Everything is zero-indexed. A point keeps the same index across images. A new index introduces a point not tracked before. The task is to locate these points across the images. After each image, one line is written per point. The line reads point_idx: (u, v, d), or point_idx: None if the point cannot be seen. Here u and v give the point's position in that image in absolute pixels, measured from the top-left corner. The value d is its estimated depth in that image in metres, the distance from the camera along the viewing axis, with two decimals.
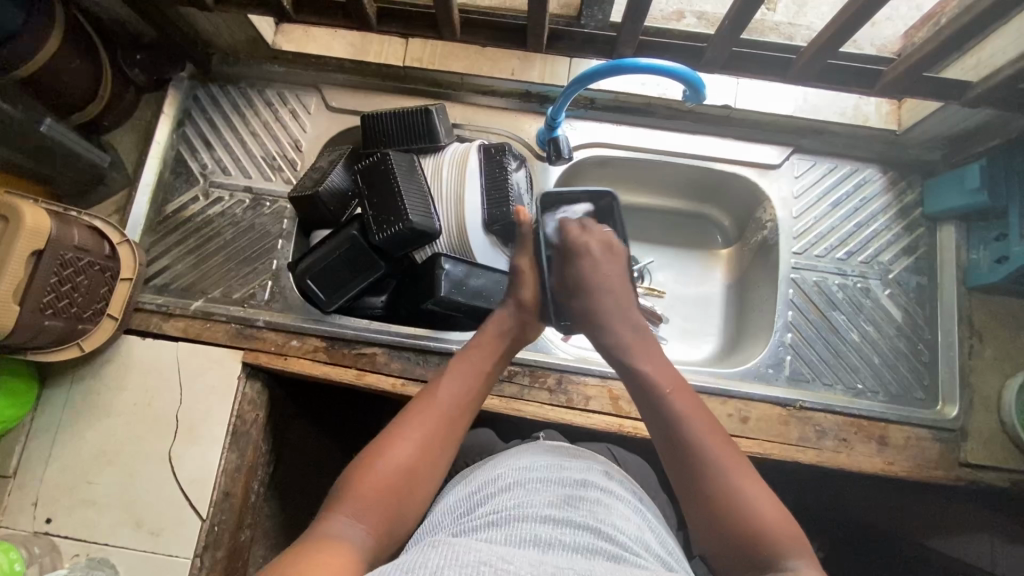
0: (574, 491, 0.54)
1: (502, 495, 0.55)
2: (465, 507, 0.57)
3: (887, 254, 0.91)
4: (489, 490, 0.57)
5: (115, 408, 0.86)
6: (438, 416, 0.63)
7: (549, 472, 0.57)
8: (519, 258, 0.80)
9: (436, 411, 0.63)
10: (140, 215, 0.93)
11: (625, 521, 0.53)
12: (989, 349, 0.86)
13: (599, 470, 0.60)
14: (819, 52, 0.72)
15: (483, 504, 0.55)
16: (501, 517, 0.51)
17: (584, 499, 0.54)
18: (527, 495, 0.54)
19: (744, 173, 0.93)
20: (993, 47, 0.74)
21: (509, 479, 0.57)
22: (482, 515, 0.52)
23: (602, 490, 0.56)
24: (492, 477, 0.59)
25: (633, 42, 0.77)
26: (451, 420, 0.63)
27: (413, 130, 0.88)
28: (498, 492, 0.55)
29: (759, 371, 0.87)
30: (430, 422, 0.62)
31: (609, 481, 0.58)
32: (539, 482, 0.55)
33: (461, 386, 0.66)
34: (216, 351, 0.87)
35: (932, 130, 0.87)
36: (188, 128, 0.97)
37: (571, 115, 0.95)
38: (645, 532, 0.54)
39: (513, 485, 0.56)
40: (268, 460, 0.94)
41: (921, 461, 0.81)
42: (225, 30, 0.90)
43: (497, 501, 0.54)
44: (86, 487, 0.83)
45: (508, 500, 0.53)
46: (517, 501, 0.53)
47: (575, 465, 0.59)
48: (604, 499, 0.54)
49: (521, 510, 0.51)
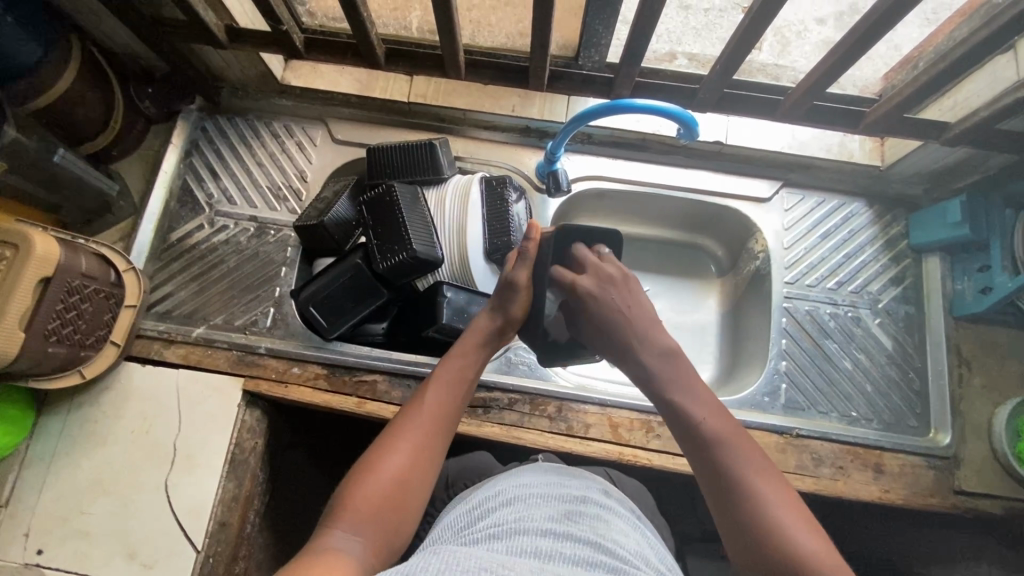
0: (574, 507, 0.55)
1: (502, 509, 0.56)
2: (466, 521, 0.57)
3: (875, 284, 0.93)
4: (488, 505, 0.58)
5: (113, 435, 0.85)
6: (425, 424, 0.63)
7: (548, 488, 0.58)
8: (518, 272, 0.73)
9: (423, 419, 0.63)
10: (145, 242, 0.94)
11: (625, 538, 0.53)
12: (977, 378, 0.88)
13: (599, 488, 0.61)
14: (805, 93, 0.76)
15: (484, 517, 0.56)
16: (501, 531, 0.51)
17: (584, 514, 0.54)
18: (527, 509, 0.54)
19: (735, 206, 0.97)
20: (968, 91, 0.78)
21: (510, 494, 0.58)
22: (483, 527, 0.53)
23: (602, 507, 0.57)
24: (492, 494, 0.59)
25: (630, 82, 0.80)
26: (438, 426, 0.64)
27: (418, 163, 0.91)
28: (498, 508, 0.56)
29: (755, 400, 0.88)
30: (419, 432, 0.62)
31: (609, 500, 0.59)
32: (539, 496, 0.56)
33: (446, 392, 0.66)
34: (216, 379, 0.87)
35: (913, 166, 0.91)
36: (194, 158, 1.00)
37: (570, 149, 0.98)
38: (644, 548, 0.54)
39: (513, 500, 0.57)
40: (264, 490, 0.94)
41: (916, 488, 0.82)
42: (236, 65, 0.93)
43: (497, 514, 0.55)
44: (79, 516, 0.82)
45: (508, 514, 0.54)
46: (517, 514, 0.53)
47: (576, 483, 0.60)
48: (604, 516, 0.55)
49: (521, 523, 0.52)
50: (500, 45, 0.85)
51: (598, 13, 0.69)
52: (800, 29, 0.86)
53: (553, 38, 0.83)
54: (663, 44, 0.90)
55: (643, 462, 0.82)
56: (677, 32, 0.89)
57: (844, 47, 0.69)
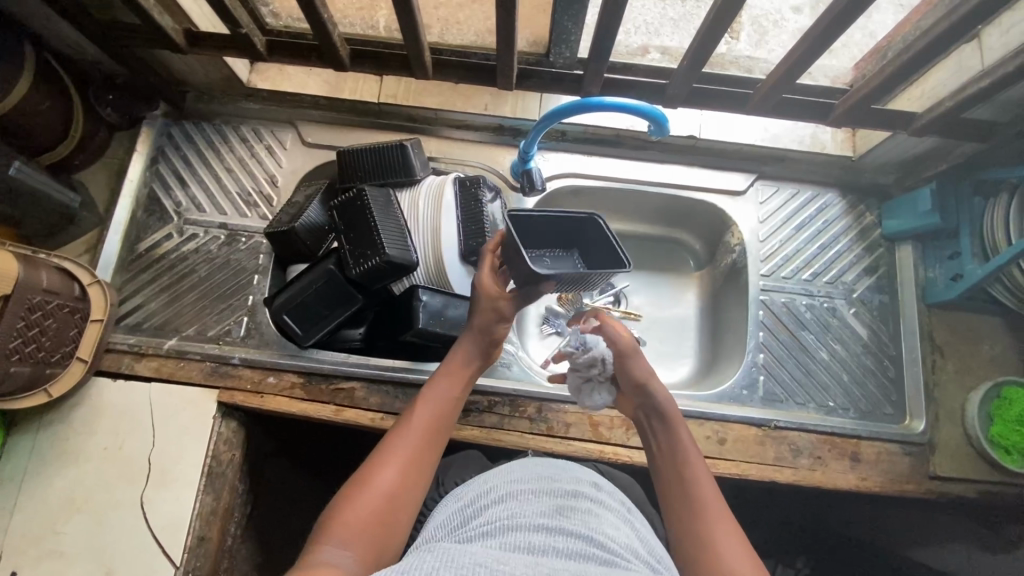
0: (566, 501, 0.55)
1: (495, 507, 0.55)
2: (458, 522, 0.57)
3: (850, 275, 0.94)
4: (481, 504, 0.57)
5: (85, 453, 0.83)
6: (413, 440, 0.64)
7: (541, 484, 0.58)
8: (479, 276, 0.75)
9: (413, 435, 0.64)
10: (112, 253, 0.92)
11: (616, 530, 0.53)
12: (951, 364, 0.89)
13: (589, 483, 0.61)
14: (774, 86, 0.76)
15: (477, 516, 0.55)
16: (495, 528, 0.51)
17: (575, 508, 0.54)
18: (519, 506, 0.54)
19: (712, 200, 0.97)
20: (935, 80, 0.78)
21: (503, 492, 0.58)
22: (477, 527, 0.53)
23: (593, 501, 0.57)
24: (486, 492, 0.59)
25: (598, 81, 0.80)
26: (427, 442, 0.64)
27: (390, 165, 0.90)
28: (492, 505, 0.56)
29: (734, 393, 0.89)
30: (405, 449, 0.62)
31: (600, 493, 0.59)
32: (532, 493, 0.56)
33: (432, 413, 0.67)
34: (190, 391, 0.85)
35: (884, 155, 0.91)
36: (160, 165, 0.97)
37: (544, 147, 0.97)
38: (633, 540, 0.54)
39: (505, 497, 0.56)
40: (245, 500, 0.93)
41: (893, 475, 0.84)
42: (200, 70, 0.91)
43: (490, 512, 0.54)
44: (54, 537, 0.80)
45: (502, 512, 0.54)
46: (510, 512, 0.53)
47: (567, 478, 0.60)
48: (595, 509, 0.55)
49: (513, 520, 0.51)
50: (471, 43, 0.84)
51: (566, 10, 0.69)
52: (778, 18, 0.85)
53: (523, 35, 0.82)
54: (640, 36, 0.89)
55: (624, 459, 0.83)
56: (655, 24, 0.88)
57: (811, 36, 0.69)
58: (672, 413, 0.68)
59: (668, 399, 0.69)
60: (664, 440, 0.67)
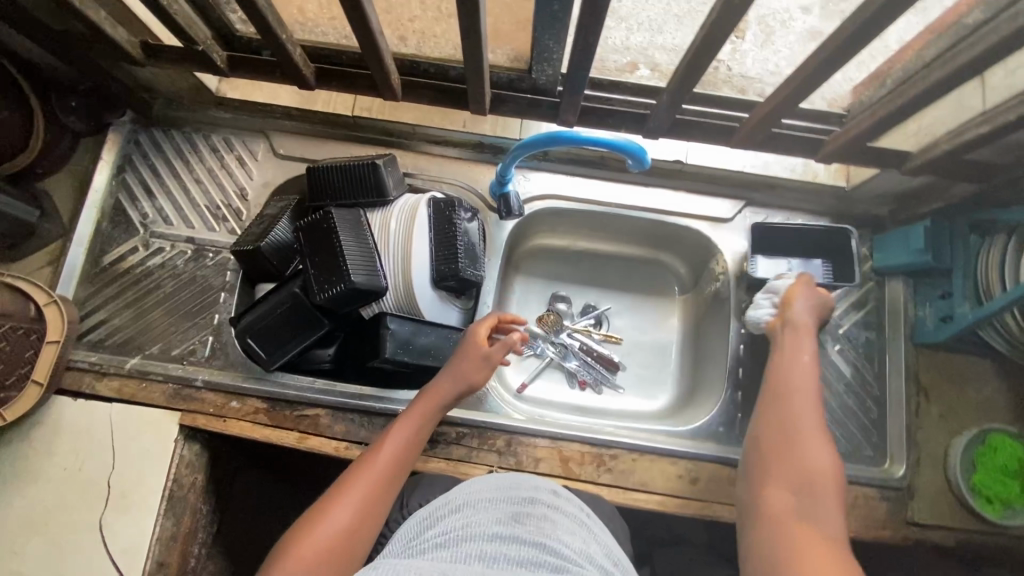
0: (522, 507, 0.52)
1: (449, 516, 0.52)
2: (415, 532, 0.52)
3: (836, 309, 0.91)
4: (437, 514, 0.54)
5: (43, 473, 0.81)
6: (377, 475, 0.65)
7: (498, 491, 0.55)
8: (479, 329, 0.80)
9: (379, 467, 0.66)
10: (75, 266, 0.90)
11: (573, 537, 0.51)
12: (935, 407, 0.86)
13: (549, 489, 0.57)
14: (767, 117, 0.73)
15: (432, 527, 0.52)
16: (447, 538, 0.48)
17: (530, 515, 0.51)
18: (473, 516, 0.51)
19: (696, 226, 0.93)
20: (932, 116, 0.74)
21: (459, 501, 0.54)
22: (430, 537, 0.50)
23: (550, 507, 0.54)
24: (442, 499, 0.56)
25: (574, 109, 0.78)
26: (391, 475, 0.66)
27: (361, 185, 0.86)
28: (447, 514, 0.53)
29: (710, 430, 0.86)
30: (367, 481, 0.64)
31: (559, 500, 0.56)
32: (488, 501, 0.53)
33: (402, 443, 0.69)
34: (151, 413, 0.83)
35: (877, 187, 0.88)
36: (127, 175, 0.94)
37: (525, 167, 0.94)
38: (590, 546, 0.51)
39: (462, 506, 0.53)
40: (210, 519, 0.91)
41: (869, 520, 0.82)
42: (166, 79, 0.87)
43: (446, 522, 0.51)
44: (9, 559, 0.78)
45: (457, 520, 0.51)
46: (464, 522, 0.50)
47: (525, 486, 0.56)
48: (551, 515, 0.52)
49: (467, 530, 0.49)
50: (448, 57, 0.79)
51: (546, 28, 0.64)
52: (786, 17, 0.69)
53: (500, 51, 0.77)
54: (640, 35, 0.74)
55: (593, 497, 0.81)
56: (658, 20, 0.72)
57: (807, 68, 0.65)
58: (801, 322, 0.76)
59: (807, 311, 0.77)
60: (788, 339, 0.75)
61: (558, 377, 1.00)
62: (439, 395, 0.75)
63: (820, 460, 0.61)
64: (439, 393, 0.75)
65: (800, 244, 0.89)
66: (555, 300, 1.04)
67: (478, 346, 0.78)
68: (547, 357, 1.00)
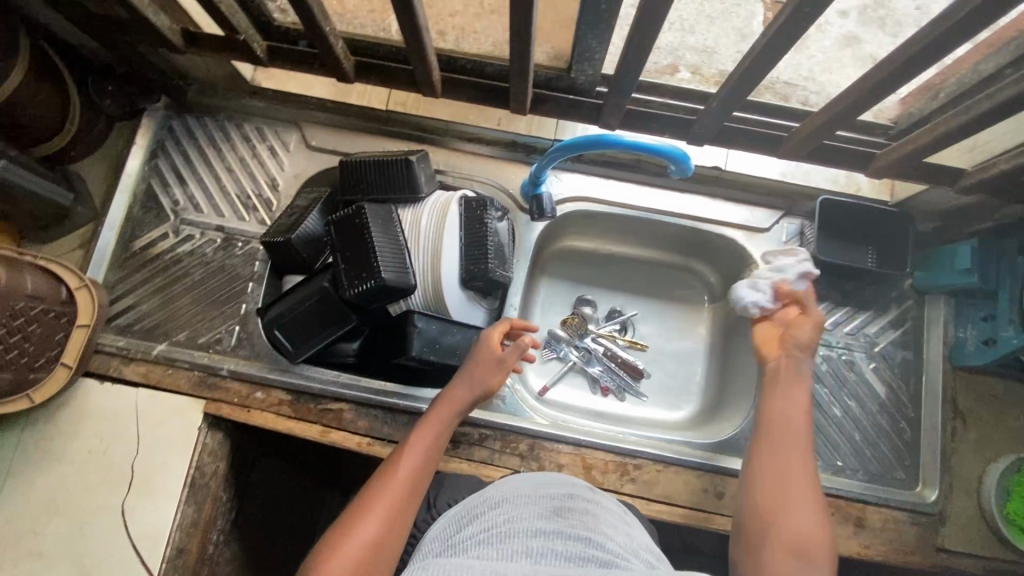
0: (561, 504, 0.53)
1: (489, 512, 0.53)
2: (456, 530, 0.53)
3: (873, 326, 0.88)
4: (476, 510, 0.54)
5: (69, 455, 0.82)
6: (399, 489, 0.62)
7: (535, 488, 0.55)
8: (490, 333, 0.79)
9: (401, 480, 0.63)
10: (105, 250, 0.90)
11: (614, 532, 0.51)
12: (971, 432, 0.84)
13: (582, 486, 0.58)
14: (812, 133, 0.71)
15: (473, 523, 0.52)
16: (492, 534, 0.49)
17: (571, 510, 0.52)
18: (514, 511, 0.52)
19: (731, 235, 0.91)
20: (990, 133, 0.72)
21: (497, 497, 0.55)
22: (474, 532, 0.50)
23: (587, 503, 0.55)
24: (480, 496, 0.56)
25: (619, 113, 0.76)
26: (414, 486, 0.63)
27: (394, 180, 0.85)
28: (487, 509, 0.53)
29: (737, 445, 0.84)
30: (391, 492, 0.61)
31: (594, 497, 0.57)
32: (527, 496, 0.54)
33: (422, 453, 0.66)
34: (176, 400, 0.84)
35: (923, 203, 0.85)
36: (159, 160, 0.94)
37: (558, 167, 0.92)
38: (631, 541, 0.52)
39: (501, 502, 0.54)
40: (229, 508, 0.92)
41: (898, 545, 0.80)
42: (203, 65, 0.87)
43: (487, 518, 0.52)
44: (33, 538, 0.79)
45: (498, 515, 0.52)
46: (507, 518, 0.51)
47: (559, 483, 0.58)
48: (591, 510, 0.53)
49: (511, 526, 0.49)
50: (488, 53, 0.77)
51: (592, 27, 0.62)
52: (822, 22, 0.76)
53: (541, 48, 0.74)
54: (673, 34, 0.78)
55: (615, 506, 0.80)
56: (690, 20, 0.77)
57: (862, 81, 0.63)
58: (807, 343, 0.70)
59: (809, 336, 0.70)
60: (782, 377, 0.69)
61: (580, 382, 0.99)
62: (455, 404, 0.73)
63: (800, 526, 0.56)
64: (455, 401, 0.73)
65: (870, 225, 0.87)
66: (580, 304, 1.02)
67: (491, 347, 0.77)
68: (570, 361, 0.99)
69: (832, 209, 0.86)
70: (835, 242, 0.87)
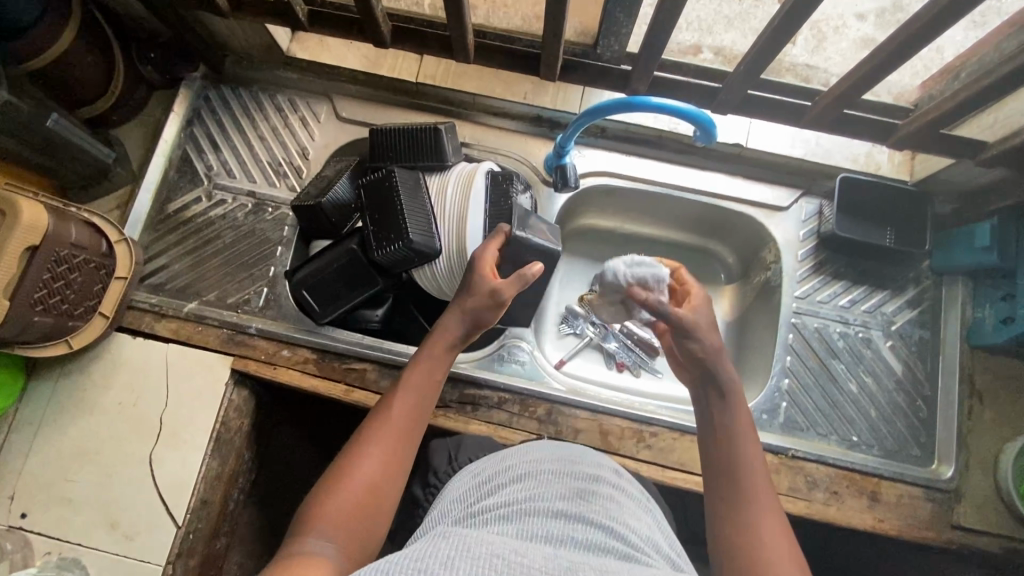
0: (586, 485, 0.50)
1: (512, 486, 0.49)
2: (472, 498, 0.50)
3: (890, 306, 0.89)
4: (497, 481, 0.51)
5: (100, 406, 0.84)
6: (392, 431, 0.60)
7: (560, 464, 0.52)
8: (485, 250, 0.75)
9: (395, 421, 0.61)
10: (141, 212, 0.93)
11: (637, 519, 0.48)
12: (989, 411, 0.84)
13: (610, 467, 0.55)
14: (833, 101, 0.73)
15: (491, 495, 0.49)
16: (510, 511, 0.45)
17: (596, 493, 0.48)
18: (536, 488, 0.48)
19: (751, 213, 0.92)
20: (1010, 108, 0.73)
21: (520, 470, 0.52)
22: (490, 506, 0.47)
23: (615, 487, 0.51)
24: (502, 468, 0.53)
25: (645, 79, 0.77)
26: (411, 424, 0.61)
27: (422, 148, 0.88)
28: (507, 484, 0.50)
29: (753, 417, 0.85)
30: (389, 432, 0.60)
31: (622, 480, 0.53)
32: (552, 473, 0.50)
33: (416, 392, 0.64)
34: (205, 356, 0.86)
35: (943, 182, 0.86)
36: (195, 128, 0.97)
37: (582, 142, 0.94)
38: (655, 532, 0.49)
39: (524, 477, 0.50)
40: (249, 467, 0.94)
41: (913, 520, 0.80)
42: (241, 35, 0.90)
43: (506, 492, 0.48)
44: (63, 485, 0.81)
45: (519, 492, 0.48)
46: (530, 493, 0.48)
47: (587, 461, 0.54)
48: (616, 496, 0.50)
49: (532, 504, 0.46)
50: (517, 27, 0.79)
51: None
52: (839, 23, 0.73)
53: (571, 24, 0.77)
54: (690, 32, 0.79)
55: (631, 471, 0.81)
56: (708, 21, 0.77)
57: (886, 51, 0.64)
58: (731, 388, 0.62)
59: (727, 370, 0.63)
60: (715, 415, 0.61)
61: (596, 357, 0.99)
62: (448, 338, 0.69)
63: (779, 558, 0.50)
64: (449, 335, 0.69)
65: (888, 207, 0.88)
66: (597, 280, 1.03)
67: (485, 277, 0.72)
68: (587, 336, 1.00)
69: (852, 187, 0.87)
70: (856, 221, 0.88)
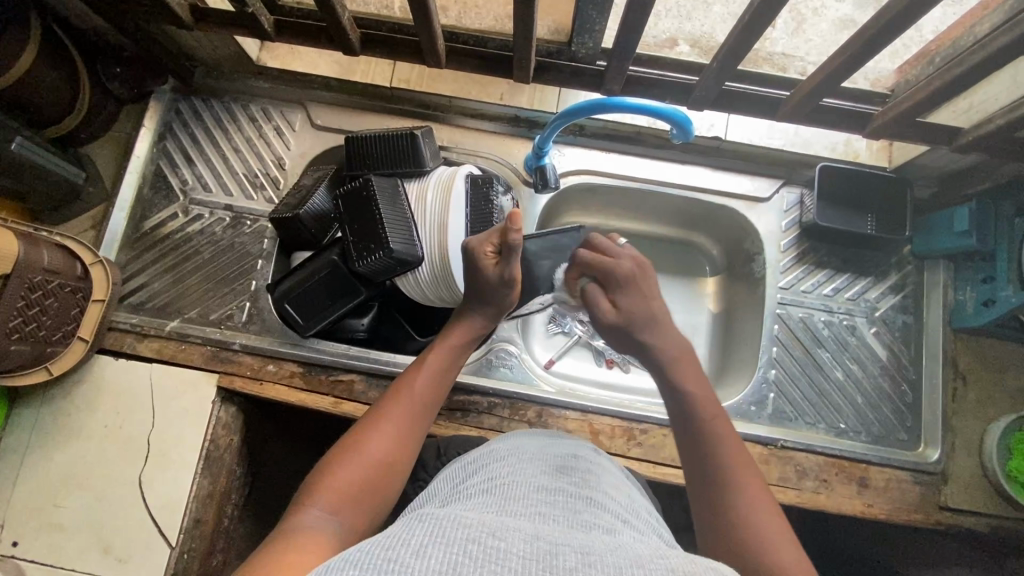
0: (565, 463, 0.50)
1: (492, 467, 0.49)
2: (458, 477, 0.50)
3: (873, 292, 0.90)
4: (480, 461, 0.51)
5: (85, 430, 0.83)
6: (405, 409, 0.62)
7: (540, 447, 0.52)
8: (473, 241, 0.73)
9: (409, 399, 0.63)
10: (117, 231, 0.91)
11: (617, 493, 0.48)
12: (972, 392, 0.85)
13: (590, 448, 0.56)
14: (809, 92, 0.72)
15: (474, 476, 0.49)
16: (492, 490, 0.45)
17: (575, 471, 0.49)
18: (519, 466, 0.49)
19: (732, 206, 0.92)
20: (985, 92, 0.73)
21: (503, 452, 0.51)
22: (473, 486, 0.47)
23: (594, 463, 0.52)
24: (484, 450, 0.53)
25: (620, 78, 0.76)
26: (423, 407, 0.63)
27: (399, 154, 0.87)
28: (488, 464, 0.50)
29: (741, 408, 0.86)
30: (401, 414, 0.61)
31: (601, 459, 0.54)
32: (532, 455, 0.50)
33: (433, 381, 0.66)
34: (189, 374, 0.85)
35: (920, 168, 0.87)
36: (167, 142, 0.95)
37: (561, 141, 0.93)
38: (634, 502, 0.49)
39: (507, 456, 0.50)
40: (241, 482, 0.93)
41: (901, 504, 0.81)
42: (209, 45, 0.88)
43: (488, 472, 0.48)
44: (54, 511, 0.81)
45: (501, 472, 0.48)
46: (511, 473, 0.47)
47: (566, 443, 0.55)
48: (597, 472, 0.50)
49: (512, 484, 0.45)
50: (488, 28, 0.78)
51: None
52: (818, 5, 0.74)
53: (544, 23, 0.76)
54: (671, 21, 0.78)
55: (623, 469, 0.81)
56: (687, 7, 0.77)
57: (858, 41, 0.64)
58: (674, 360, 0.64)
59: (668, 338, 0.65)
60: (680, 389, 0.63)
61: (585, 355, 1.00)
62: (468, 333, 0.72)
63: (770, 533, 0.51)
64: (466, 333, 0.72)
65: (867, 195, 0.88)
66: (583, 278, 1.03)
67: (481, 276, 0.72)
68: (575, 335, 1.00)
69: (832, 175, 0.87)
70: (837, 210, 0.88)
